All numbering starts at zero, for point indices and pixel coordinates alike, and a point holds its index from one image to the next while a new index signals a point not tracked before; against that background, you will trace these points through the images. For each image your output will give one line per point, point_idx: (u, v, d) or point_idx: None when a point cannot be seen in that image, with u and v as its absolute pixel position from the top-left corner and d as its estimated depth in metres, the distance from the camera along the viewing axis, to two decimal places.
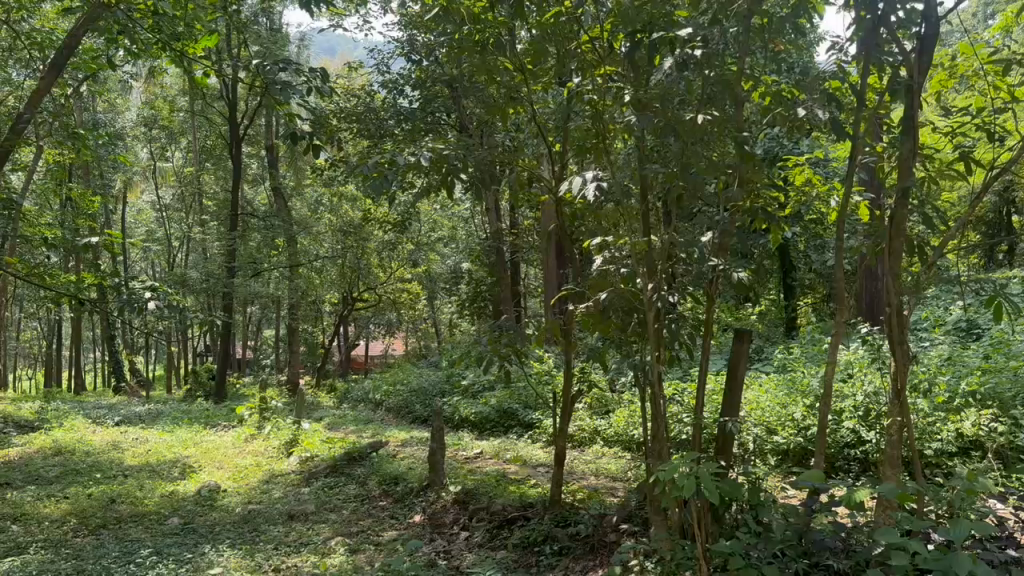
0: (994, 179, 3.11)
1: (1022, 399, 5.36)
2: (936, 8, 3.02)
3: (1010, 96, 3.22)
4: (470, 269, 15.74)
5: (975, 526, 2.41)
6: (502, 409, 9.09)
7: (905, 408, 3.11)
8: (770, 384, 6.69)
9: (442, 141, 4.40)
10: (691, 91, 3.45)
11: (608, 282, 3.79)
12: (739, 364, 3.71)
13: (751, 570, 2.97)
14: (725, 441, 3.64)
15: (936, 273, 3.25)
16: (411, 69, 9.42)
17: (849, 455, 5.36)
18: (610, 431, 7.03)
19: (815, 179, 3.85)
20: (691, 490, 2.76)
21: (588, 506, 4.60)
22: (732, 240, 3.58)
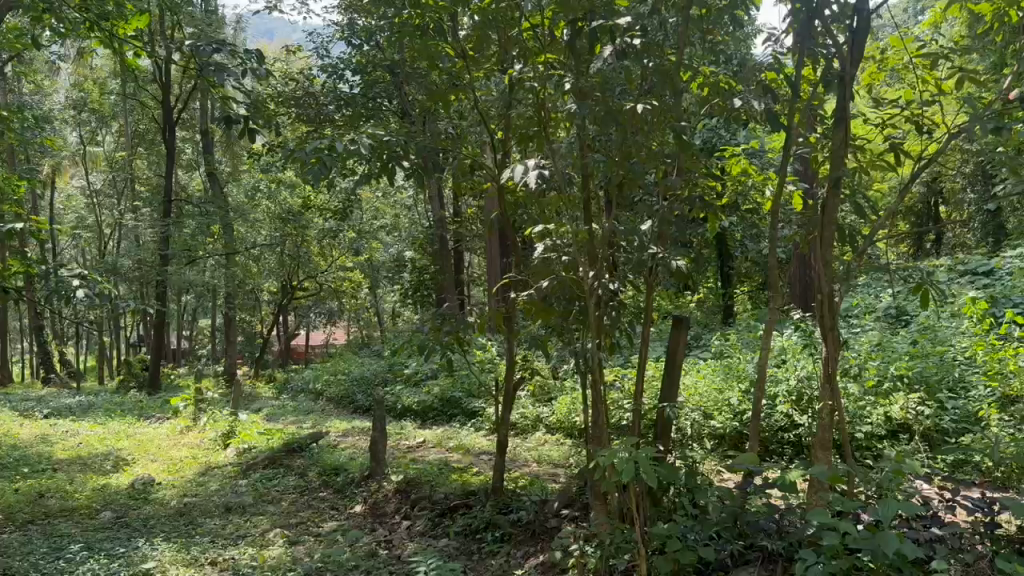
0: (921, 170, 3.22)
1: (949, 384, 5.58)
2: (867, 2, 3.12)
3: (938, 89, 3.33)
4: (412, 257, 15.62)
5: (902, 506, 2.53)
6: (445, 398, 9.06)
7: (836, 392, 3.20)
8: (708, 369, 6.81)
9: (384, 127, 4.34)
10: (632, 81, 3.48)
11: (550, 270, 3.78)
12: (678, 351, 3.76)
13: (689, 552, 3.04)
14: (665, 426, 3.69)
15: (867, 261, 3.35)
16: (351, 54, 9.24)
17: (783, 438, 5.50)
18: (552, 418, 7.08)
19: (751, 168, 3.93)
20: (631, 475, 2.82)
21: (530, 493, 4.63)
22: (671, 229, 3.64)
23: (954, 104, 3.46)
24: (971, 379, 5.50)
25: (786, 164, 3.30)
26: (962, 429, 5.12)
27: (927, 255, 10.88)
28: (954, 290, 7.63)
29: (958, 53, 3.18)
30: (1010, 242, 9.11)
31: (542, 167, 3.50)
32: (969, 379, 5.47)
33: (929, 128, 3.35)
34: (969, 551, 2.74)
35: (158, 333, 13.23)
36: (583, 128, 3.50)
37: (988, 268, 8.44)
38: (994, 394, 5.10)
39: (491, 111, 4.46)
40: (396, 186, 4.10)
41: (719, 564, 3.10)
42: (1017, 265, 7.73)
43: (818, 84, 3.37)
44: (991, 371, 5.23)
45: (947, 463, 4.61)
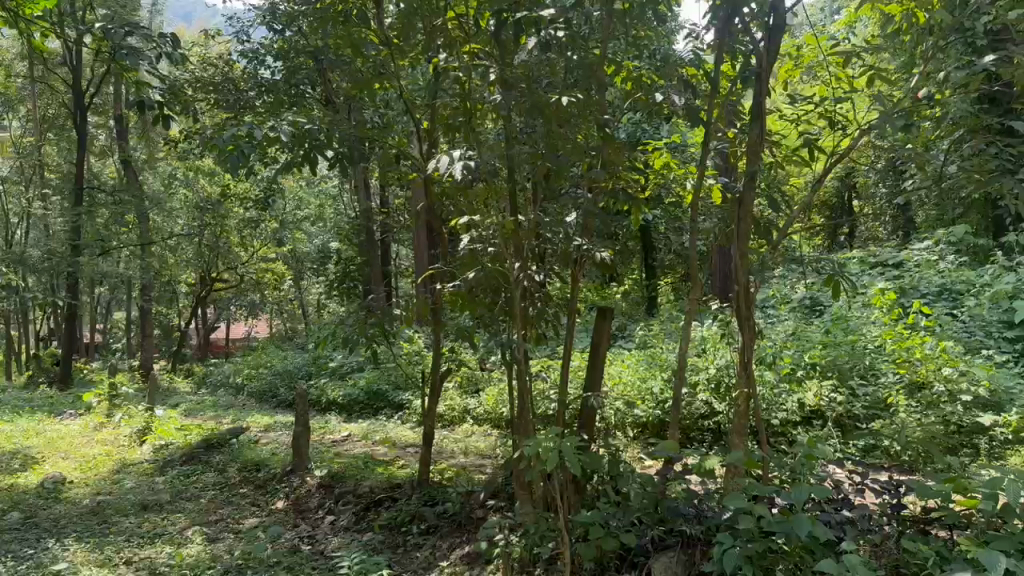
0: (833, 165, 3.35)
1: (859, 373, 5.71)
2: (783, 1, 3.22)
3: (850, 87, 3.45)
4: (338, 248, 15.39)
5: (813, 489, 2.65)
6: (371, 390, 8.97)
7: (752, 380, 3.32)
8: (632, 359, 6.91)
9: (306, 115, 4.25)
10: (556, 74, 3.50)
11: (476, 260, 3.74)
12: (601, 343, 3.82)
13: (612, 538, 3.10)
14: (589, 416, 3.73)
15: (781, 254, 3.47)
16: (272, 40, 8.92)
17: (703, 425, 5.64)
18: (479, 410, 7.08)
19: (673, 162, 4.03)
20: (556, 464, 2.87)
21: (456, 484, 4.63)
22: (596, 221, 3.69)
23: (865, 102, 3.60)
24: (882, 367, 5.65)
25: (706, 158, 3.40)
26: (872, 414, 5.29)
27: (841, 249, 11.26)
28: (865, 282, 7.87)
29: (869, 53, 3.31)
30: (919, 236, 9.49)
31: (468, 157, 3.51)
32: (879, 367, 5.64)
33: (841, 125, 3.48)
34: (876, 531, 2.86)
35: (69, 326, 12.72)
36: (509, 119, 3.51)
37: (897, 261, 8.65)
38: (901, 379, 5.45)
39: (415, 100, 4.42)
40: (319, 175, 4.03)
41: (640, 549, 3.16)
42: (924, 257, 8.09)
43: (737, 79, 3.48)
44: (899, 359, 5.57)
45: (858, 447, 4.76)
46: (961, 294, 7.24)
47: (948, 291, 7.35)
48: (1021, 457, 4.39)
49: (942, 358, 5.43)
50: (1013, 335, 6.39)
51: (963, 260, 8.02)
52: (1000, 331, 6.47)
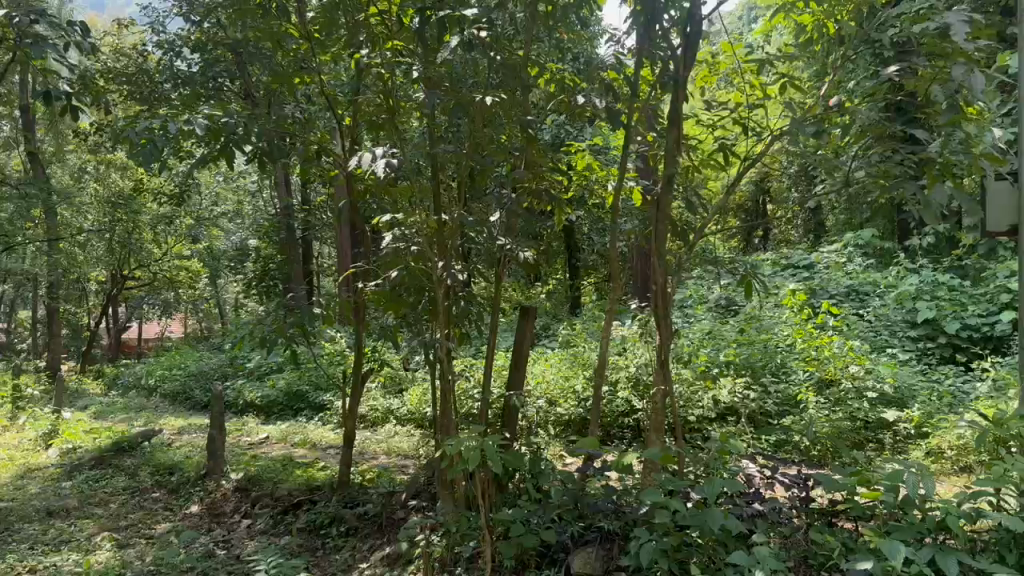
0: (747, 169, 3.47)
1: (772, 371, 5.88)
2: (700, 9, 3.32)
3: (763, 94, 3.58)
4: (257, 246, 15.05)
5: (724, 483, 2.73)
6: (291, 391, 8.80)
7: (669, 377, 3.41)
8: (554, 358, 6.98)
9: (224, 109, 4.15)
10: (479, 74, 3.52)
11: (401, 261, 3.60)
12: (524, 342, 3.84)
13: (532, 536, 3.13)
14: (511, 415, 3.74)
15: (698, 255, 3.60)
16: (189, 31, 8.66)
17: (623, 422, 5.75)
18: (402, 410, 7.03)
19: (595, 164, 4.10)
20: (477, 463, 2.89)
21: (377, 484, 4.58)
22: (520, 220, 3.71)
23: (778, 109, 3.74)
24: (793, 365, 5.81)
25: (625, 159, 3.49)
26: (784, 410, 5.43)
27: (756, 250, 11.60)
28: (778, 283, 8.08)
29: (781, 62, 3.43)
30: (829, 239, 9.85)
31: (391, 155, 3.49)
32: (790, 365, 5.81)
33: (755, 131, 3.61)
34: (786, 523, 2.97)
35: None
36: (432, 118, 3.51)
37: (807, 262, 8.90)
38: (811, 377, 5.66)
39: (338, 96, 4.38)
40: (237, 171, 3.93)
41: (560, 545, 3.20)
42: (834, 259, 8.40)
43: (656, 85, 3.57)
44: (808, 358, 5.80)
45: (770, 442, 4.86)
46: (867, 295, 7.53)
47: (855, 292, 7.64)
48: (921, 450, 4.67)
49: (848, 356, 5.70)
50: (915, 334, 6.72)
51: (870, 263, 8.38)
52: (905, 330, 6.80)
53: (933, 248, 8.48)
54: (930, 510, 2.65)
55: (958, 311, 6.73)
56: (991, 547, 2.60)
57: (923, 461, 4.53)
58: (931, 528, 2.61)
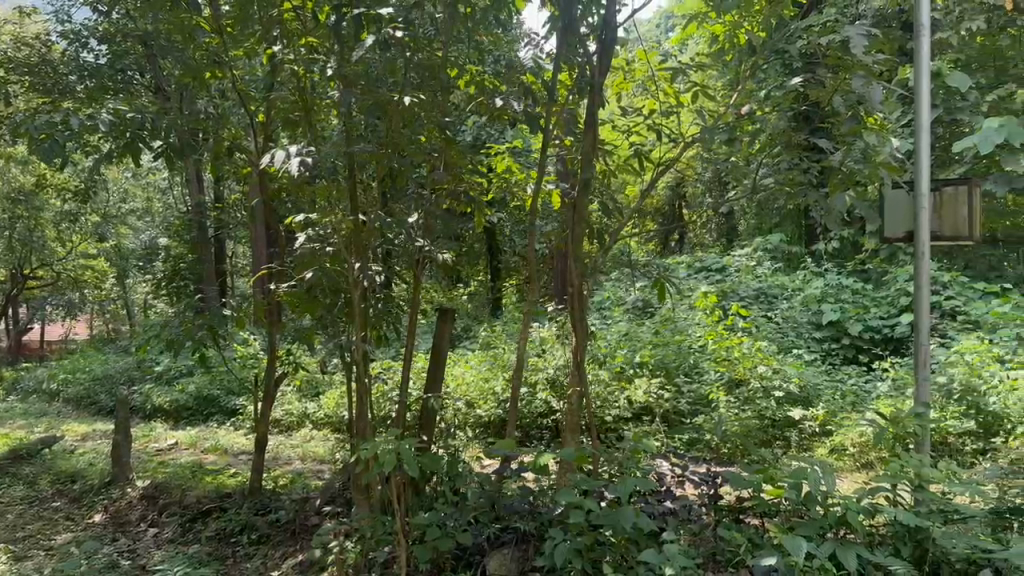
0: (661, 174, 3.55)
1: (685, 370, 6.00)
2: (614, 15, 3.38)
3: (677, 102, 3.66)
4: (167, 246, 14.57)
5: (636, 482, 2.77)
6: (202, 395, 8.56)
7: (584, 378, 3.46)
8: (473, 359, 6.98)
9: (131, 103, 3.99)
10: (397, 73, 3.49)
11: (314, 261, 3.51)
12: (442, 344, 3.82)
13: (448, 539, 3.11)
14: (428, 417, 3.70)
15: (615, 258, 3.68)
16: (97, 21, 8.34)
17: (542, 423, 5.79)
18: (318, 414, 6.91)
19: (515, 167, 4.11)
20: (392, 467, 2.85)
21: (290, 490, 4.48)
22: (438, 221, 3.69)
23: (690, 117, 3.83)
24: (704, 366, 5.96)
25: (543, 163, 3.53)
26: (695, 410, 5.56)
27: (671, 254, 11.84)
28: (692, 285, 8.27)
29: (693, 70, 3.52)
30: (741, 242, 10.15)
31: (305, 153, 3.42)
32: (702, 365, 5.95)
33: (669, 137, 3.68)
34: (696, 520, 3.05)
35: None
36: (349, 117, 3.46)
37: (720, 266, 9.12)
38: (722, 377, 5.81)
39: (251, 93, 4.28)
40: (143, 167, 3.79)
41: (476, 547, 3.20)
42: (745, 263, 8.65)
43: (572, 90, 3.61)
44: (719, 358, 5.95)
45: (682, 441, 4.95)
46: (776, 297, 7.78)
47: (765, 294, 7.89)
48: (824, 447, 4.86)
49: (757, 357, 5.87)
50: (820, 335, 6.99)
51: (778, 267, 8.67)
52: (811, 331, 7.04)
53: (837, 253, 8.84)
54: (831, 506, 2.73)
55: (860, 313, 7.01)
56: (887, 541, 2.69)
57: (827, 458, 4.71)
58: (832, 524, 2.70)
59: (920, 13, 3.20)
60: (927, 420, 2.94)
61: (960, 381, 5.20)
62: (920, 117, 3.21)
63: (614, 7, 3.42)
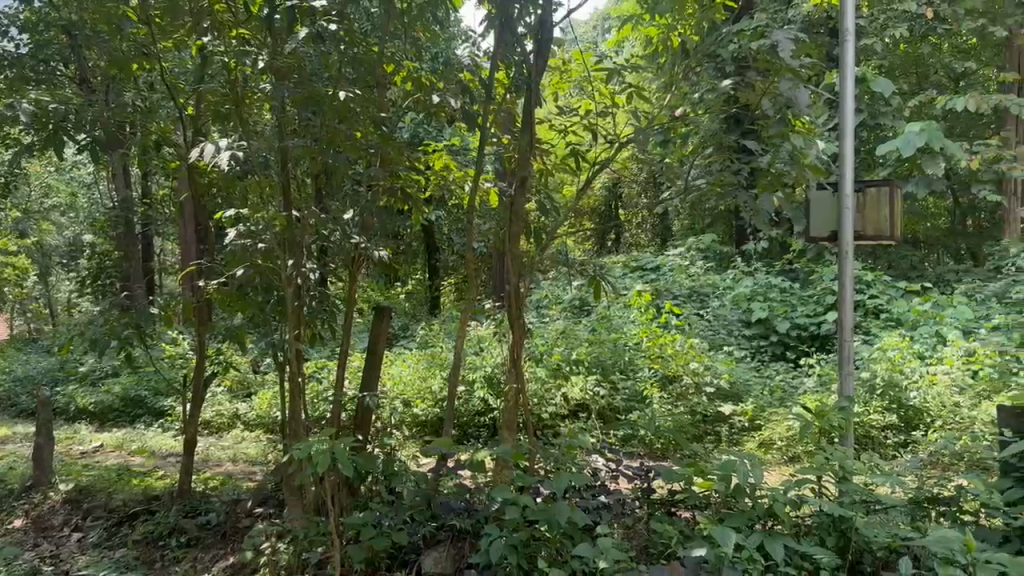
0: (596, 173, 3.59)
1: (621, 367, 6.08)
2: (550, 15, 3.46)
3: (612, 102, 3.69)
4: (92, 243, 14.10)
5: (571, 477, 2.79)
6: (128, 397, 8.31)
7: (520, 376, 3.48)
8: (411, 358, 6.92)
9: (52, 94, 3.84)
10: (331, 68, 3.44)
11: (244, 257, 3.43)
12: (378, 342, 3.78)
13: (383, 538, 3.08)
14: (364, 417, 3.66)
15: (552, 256, 3.71)
16: (17, 8, 8.04)
17: (480, 421, 5.80)
18: (250, 415, 6.76)
19: (453, 164, 4.09)
20: (326, 467, 2.81)
21: (221, 492, 4.38)
22: (374, 218, 3.65)
23: (626, 117, 3.87)
24: (639, 362, 6.02)
25: (480, 160, 3.54)
26: (631, 407, 5.63)
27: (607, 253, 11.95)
28: (627, 284, 8.37)
29: (628, 71, 3.56)
30: (676, 242, 10.32)
31: (236, 147, 3.34)
32: (638, 363, 6.03)
33: (605, 137, 3.71)
34: (630, 514, 3.10)
35: None
36: (281, 112, 3.40)
37: (654, 265, 9.24)
38: (655, 374, 5.90)
39: (180, 85, 4.15)
40: (65, 160, 3.65)
41: (411, 546, 3.18)
42: (678, 262, 8.79)
43: (509, 89, 3.61)
44: (653, 356, 6.02)
45: (618, 437, 5.01)
46: (707, 296, 7.92)
47: (697, 293, 8.02)
48: (753, 442, 4.99)
49: (689, 353, 5.96)
50: (749, 332, 7.17)
51: (710, 266, 8.84)
52: (740, 329, 7.21)
53: (767, 253, 9.06)
54: (759, 498, 2.78)
55: (787, 310, 7.20)
56: (813, 531, 2.76)
57: (757, 452, 4.84)
58: (760, 515, 2.76)
59: (846, 19, 3.29)
60: (850, 413, 3.05)
61: (881, 376, 5.38)
62: (844, 121, 3.31)
63: (551, 6, 3.46)
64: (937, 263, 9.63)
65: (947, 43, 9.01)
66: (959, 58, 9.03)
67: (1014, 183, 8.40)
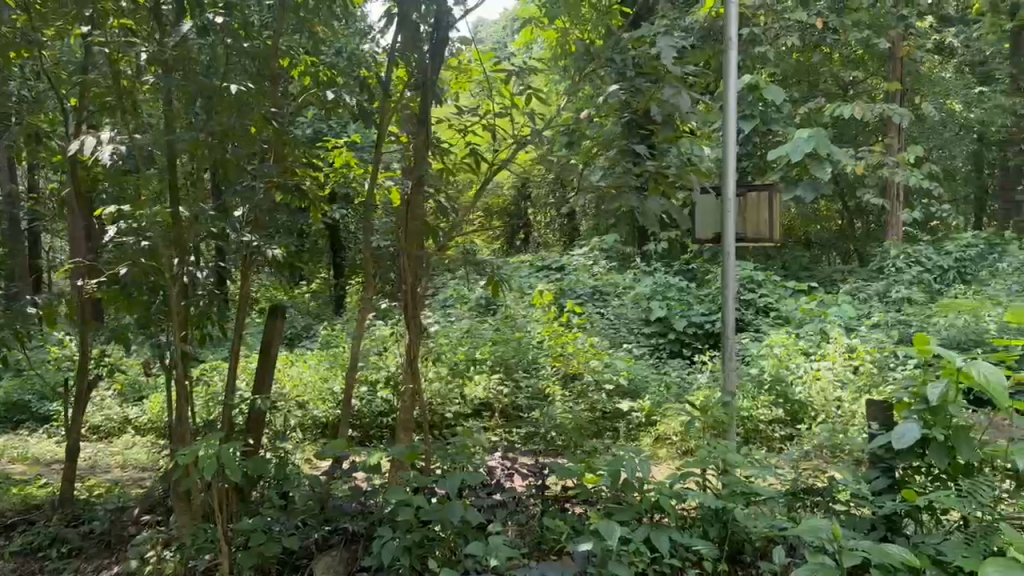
0: (493, 173, 3.60)
1: (523, 364, 6.14)
2: (445, 13, 3.47)
3: (512, 104, 3.66)
4: None
5: (463, 475, 2.81)
6: (10, 400, 7.94)
7: (416, 376, 3.49)
8: (312, 358, 6.79)
9: None
10: (220, 61, 3.35)
11: (129, 256, 3.31)
12: (272, 342, 3.70)
13: (274, 543, 3.01)
14: (256, 420, 3.58)
15: (450, 256, 3.71)
16: None
17: (382, 422, 5.74)
18: (141, 418, 6.52)
19: (353, 162, 4.04)
20: (213, 471, 2.74)
21: (106, 499, 4.21)
22: (266, 216, 3.57)
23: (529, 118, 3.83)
24: (541, 361, 6.09)
25: (374, 160, 3.57)
26: (533, 404, 5.70)
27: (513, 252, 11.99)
28: (531, 283, 8.44)
29: (526, 72, 3.55)
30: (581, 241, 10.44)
31: (117, 141, 3.20)
32: (540, 361, 6.10)
33: (504, 139, 3.67)
34: (523, 512, 3.14)
35: None
36: (168, 106, 3.28)
37: (559, 265, 9.35)
38: (557, 372, 5.97)
39: (62, 74, 3.98)
40: None
41: (303, 551, 3.13)
42: (582, 262, 8.91)
43: (406, 87, 3.59)
44: (555, 354, 6.09)
45: (519, 435, 5.07)
46: (609, 295, 8.06)
47: (600, 292, 8.15)
48: (649, 437, 5.11)
49: (589, 352, 6.06)
50: (648, 330, 7.35)
51: (613, 266, 9.00)
52: (639, 326, 7.38)
53: (666, 253, 9.30)
54: (647, 492, 2.86)
55: (684, 309, 7.41)
56: (697, 523, 2.84)
57: (653, 447, 4.98)
58: (647, 509, 2.82)
59: (729, 27, 3.39)
60: (732, 407, 3.19)
61: (769, 372, 5.59)
62: (727, 127, 3.42)
63: (447, 6, 3.47)
64: (827, 264, 10.07)
65: (837, 53, 9.42)
66: (846, 68, 9.46)
67: (897, 187, 8.95)
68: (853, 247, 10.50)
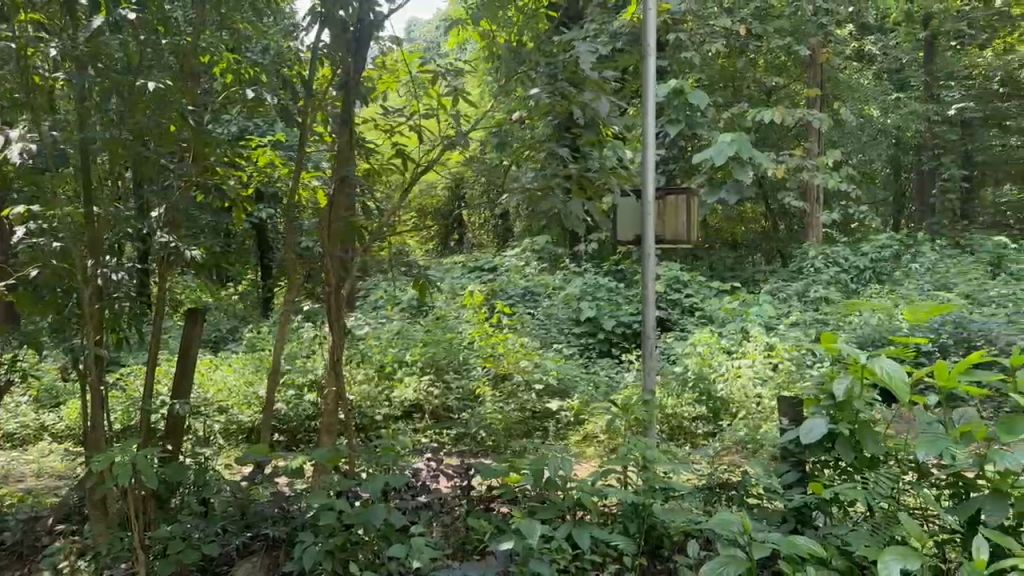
0: (417, 173, 3.59)
1: (453, 364, 6.14)
2: (368, 13, 3.44)
3: (439, 104, 3.63)
4: None
5: (385, 478, 2.80)
6: None
7: (339, 379, 3.49)
8: (237, 361, 6.66)
9: None
10: (136, 58, 3.26)
11: (39, 257, 3.20)
12: (191, 345, 3.63)
13: (193, 550, 2.95)
14: (174, 425, 3.50)
15: (375, 257, 3.70)
16: None
17: (310, 425, 5.65)
18: (59, 426, 6.31)
19: (277, 161, 3.99)
20: (127, 478, 2.68)
21: (17, 509, 4.06)
22: (184, 216, 3.49)
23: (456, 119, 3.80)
24: (472, 362, 6.10)
25: (297, 161, 3.58)
26: (463, 405, 5.71)
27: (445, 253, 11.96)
28: (463, 284, 8.44)
29: (451, 73, 3.54)
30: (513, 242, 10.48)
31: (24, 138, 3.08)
32: (470, 361, 6.11)
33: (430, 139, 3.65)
34: (447, 513, 3.14)
35: None
36: (80, 103, 3.17)
37: (491, 266, 9.38)
38: (487, 373, 5.98)
39: None
40: None
41: (222, 558, 3.08)
42: (514, 263, 8.94)
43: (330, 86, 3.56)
44: (486, 355, 6.12)
45: (448, 436, 5.05)
46: (540, 296, 8.12)
47: (531, 293, 8.20)
48: (577, 436, 5.18)
49: (519, 353, 6.09)
50: (579, 330, 7.43)
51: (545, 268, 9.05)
52: (569, 327, 7.45)
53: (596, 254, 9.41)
54: (569, 490, 2.89)
55: (614, 309, 7.52)
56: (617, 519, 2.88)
57: (580, 446, 5.03)
58: (569, 506, 2.86)
59: (648, 33, 3.45)
60: (652, 406, 3.25)
61: (693, 370, 5.72)
62: (646, 128, 3.48)
63: (370, 6, 3.44)
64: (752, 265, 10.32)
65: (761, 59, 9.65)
66: (769, 74, 9.70)
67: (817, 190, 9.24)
68: (776, 248, 10.51)
